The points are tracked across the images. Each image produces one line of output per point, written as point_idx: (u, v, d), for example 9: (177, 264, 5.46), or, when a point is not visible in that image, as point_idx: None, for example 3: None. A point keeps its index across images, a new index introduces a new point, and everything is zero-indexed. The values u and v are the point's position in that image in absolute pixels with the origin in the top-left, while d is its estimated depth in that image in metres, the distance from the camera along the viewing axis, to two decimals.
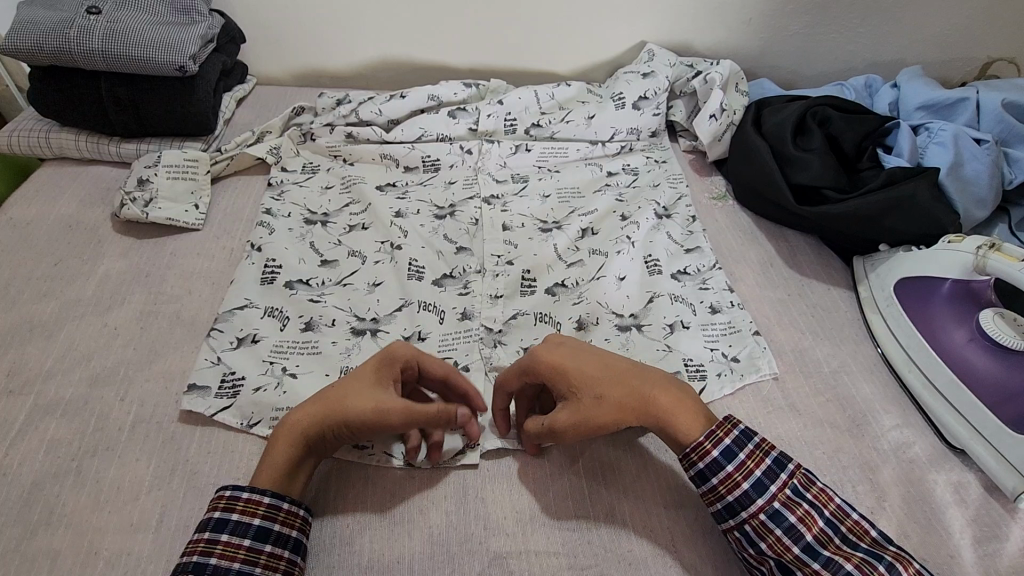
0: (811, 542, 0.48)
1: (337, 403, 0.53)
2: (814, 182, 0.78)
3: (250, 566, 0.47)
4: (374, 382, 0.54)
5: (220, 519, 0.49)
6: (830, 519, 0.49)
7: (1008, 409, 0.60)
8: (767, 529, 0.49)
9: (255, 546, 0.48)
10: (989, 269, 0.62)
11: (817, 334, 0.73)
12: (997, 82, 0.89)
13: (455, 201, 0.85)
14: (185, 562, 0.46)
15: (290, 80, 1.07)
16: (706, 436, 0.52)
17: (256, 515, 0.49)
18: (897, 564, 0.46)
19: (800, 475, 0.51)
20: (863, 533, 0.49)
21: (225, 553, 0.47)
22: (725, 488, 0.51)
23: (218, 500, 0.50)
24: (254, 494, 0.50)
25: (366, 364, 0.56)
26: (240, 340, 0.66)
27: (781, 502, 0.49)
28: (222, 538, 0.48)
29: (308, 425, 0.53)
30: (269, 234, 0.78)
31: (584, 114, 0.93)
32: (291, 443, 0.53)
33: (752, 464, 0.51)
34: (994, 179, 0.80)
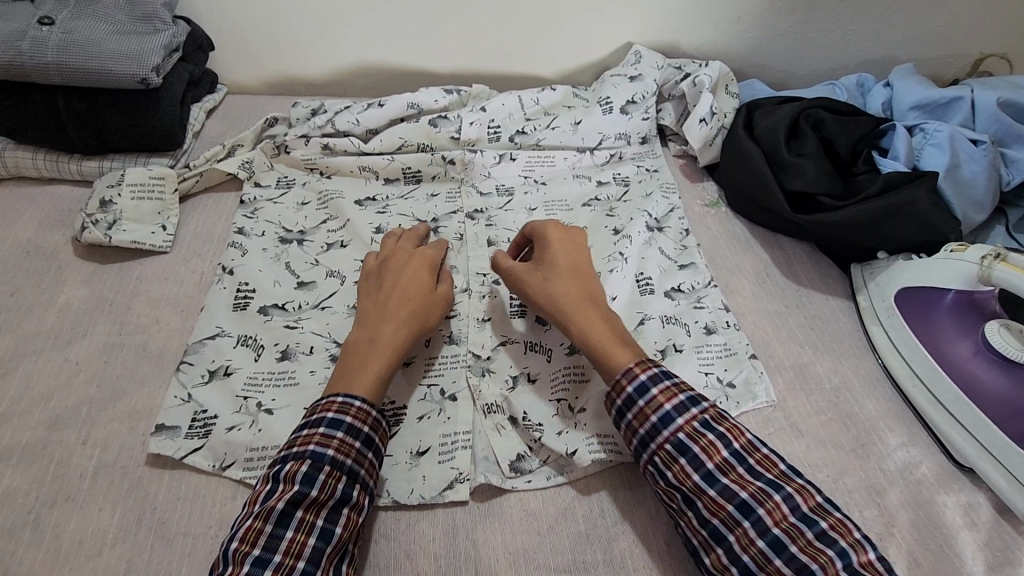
0: (711, 470, 0.50)
1: (417, 302, 0.62)
2: (809, 188, 0.76)
3: (359, 466, 0.51)
4: (427, 281, 0.65)
5: (336, 419, 0.52)
6: (737, 452, 0.51)
7: (1016, 425, 0.58)
8: (673, 458, 0.52)
9: (363, 449, 0.52)
10: (995, 280, 0.60)
11: (817, 348, 0.70)
12: (992, 80, 0.87)
13: (438, 215, 0.82)
14: (302, 450, 0.50)
15: (263, 88, 1.02)
16: (621, 374, 0.56)
17: (366, 422, 0.53)
18: (795, 497, 0.48)
19: (710, 411, 0.53)
20: (771, 465, 0.51)
21: (341, 449, 0.51)
22: (638, 422, 0.54)
23: (331, 403, 0.53)
24: (364, 405, 0.54)
25: (409, 271, 0.65)
26: (212, 373, 0.62)
27: (687, 433, 0.52)
28: (337, 435, 0.51)
29: (407, 330, 0.60)
30: (241, 256, 0.74)
31: (570, 120, 0.90)
32: (395, 349, 0.59)
33: (663, 398, 0.54)
34: (991, 181, 0.78)
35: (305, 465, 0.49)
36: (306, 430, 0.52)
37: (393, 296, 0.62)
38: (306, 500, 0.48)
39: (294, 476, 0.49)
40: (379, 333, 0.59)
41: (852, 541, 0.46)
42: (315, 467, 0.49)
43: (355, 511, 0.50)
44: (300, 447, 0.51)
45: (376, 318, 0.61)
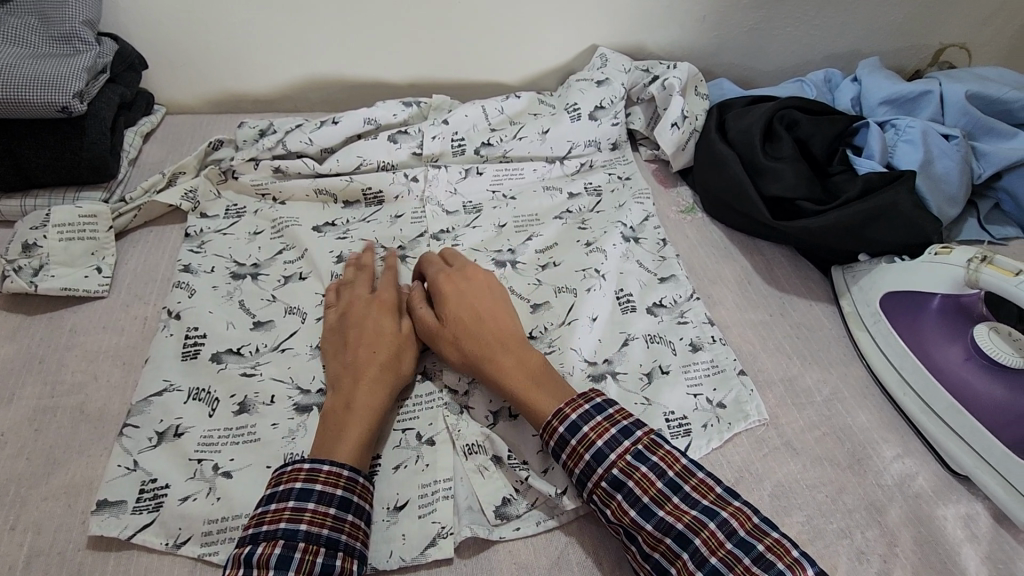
0: (646, 504, 0.47)
1: (392, 358, 0.58)
2: (788, 192, 0.73)
3: (338, 535, 0.47)
4: (395, 329, 0.60)
5: (305, 488, 0.48)
6: (672, 481, 0.48)
7: (1011, 432, 0.56)
8: (610, 495, 0.49)
9: (340, 515, 0.48)
10: (982, 284, 0.59)
11: (805, 359, 0.68)
12: (959, 72, 0.86)
13: (404, 240, 0.76)
14: (271, 529, 0.45)
15: (206, 107, 0.94)
16: (554, 416, 0.52)
17: (339, 485, 0.49)
18: (730, 521, 0.46)
19: (646, 441, 0.50)
20: (708, 490, 0.48)
21: (314, 520, 0.46)
22: (573, 462, 0.51)
23: (297, 472, 0.48)
24: (334, 467, 0.49)
25: (377, 325, 0.60)
26: (160, 435, 0.56)
27: (620, 468, 0.49)
28: (308, 506, 0.47)
29: (385, 389, 0.56)
30: (189, 297, 0.67)
31: (537, 129, 0.86)
32: (377, 411, 0.55)
33: (594, 435, 0.50)
34: (964, 176, 0.78)
35: (277, 546, 0.44)
36: (274, 506, 0.47)
37: (363, 352, 0.58)
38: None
39: (268, 560, 0.44)
40: (355, 396, 0.55)
41: (790, 561, 0.44)
42: (287, 547, 0.44)
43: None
44: (269, 525, 0.46)
45: (348, 380, 0.56)
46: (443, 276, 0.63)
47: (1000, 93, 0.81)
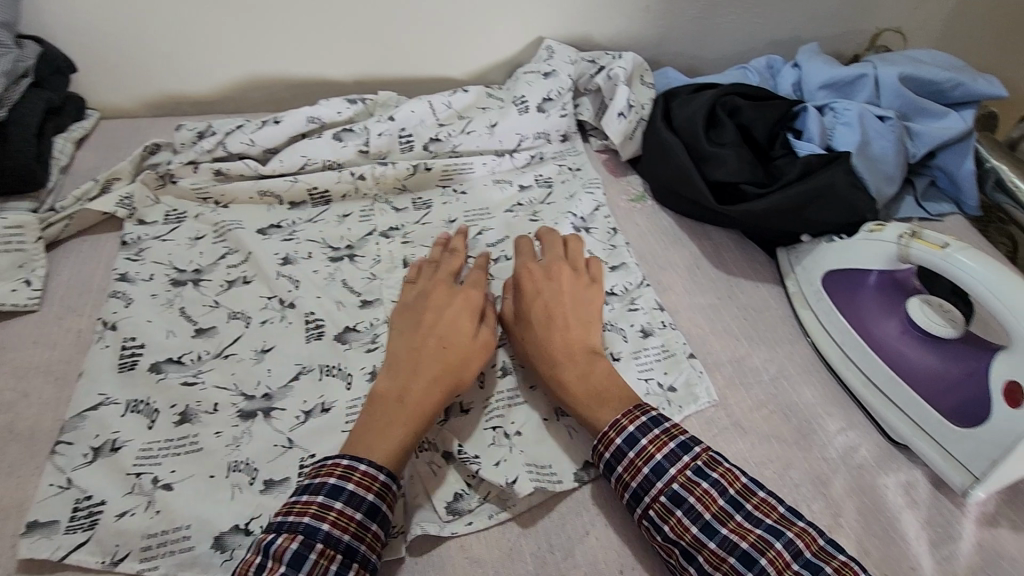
0: (708, 521, 0.48)
1: (458, 356, 0.56)
2: (732, 177, 0.74)
3: (358, 544, 0.46)
4: (471, 328, 0.59)
5: (337, 485, 0.47)
6: (733, 499, 0.49)
7: (945, 400, 0.59)
8: (668, 511, 0.49)
9: (365, 522, 0.47)
10: (913, 257, 0.61)
11: (752, 339, 0.69)
12: (894, 55, 0.88)
13: (352, 239, 0.75)
14: (296, 522, 0.45)
15: (143, 110, 0.91)
16: (610, 426, 0.53)
17: (371, 490, 0.48)
18: (797, 541, 0.46)
19: (704, 457, 0.51)
20: (771, 508, 0.48)
21: (338, 522, 0.46)
22: (629, 476, 0.51)
23: (334, 467, 0.48)
24: (371, 468, 0.49)
25: (449, 316, 0.59)
26: (95, 450, 0.54)
27: (680, 483, 0.50)
28: (336, 506, 0.47)
29: (442, 393, 0.55)
30: (125, 306, 0.65)
31: (486, 122, 0.86)
32: (425, 413, 0.53)
33: (653, 448, 0.51)
34: (898, 156, 0.80)
35: (296, 540, 0.45)
36: (304, 497, 0.47)
37: (432, 347, 0.56)
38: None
39: (282, 553, 0.44)
40: (410, 388, 0.54)
41: None
42: (305, 545, 0.44)
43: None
44: (294, 517, 0.46)
45: (410, 373, 0.55)
46: (542, 285, 0.62)
47: (934, 74, 0.83)
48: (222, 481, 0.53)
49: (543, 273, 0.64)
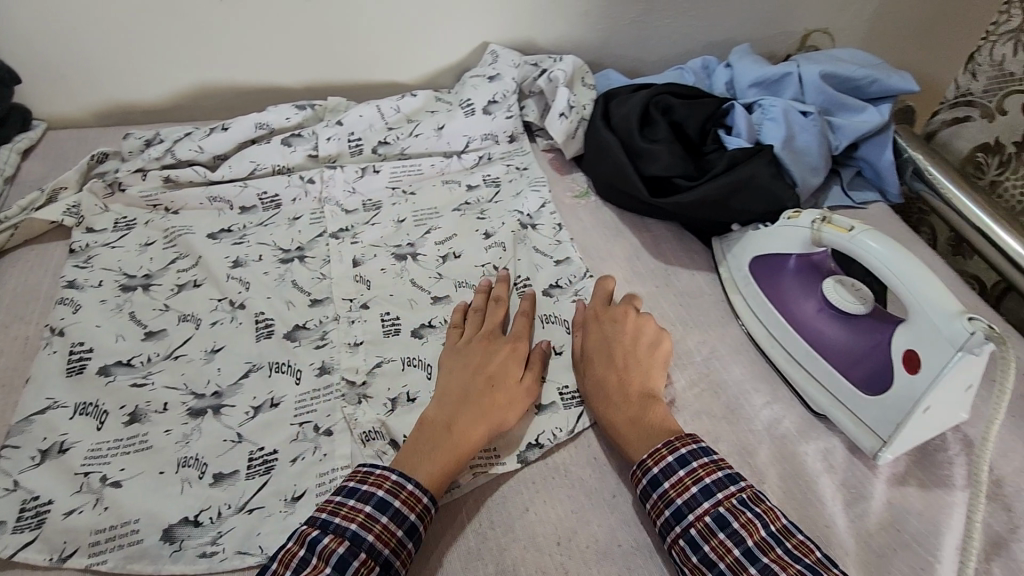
0: (751, 547, 0.49)
1: (505, 392, 0.59)
2: (665, 171, 0.79)
3: (395, 560, 0.49)
4: (514, 368, 0.62)
5: (384, 499, 0.51)
6: (775, 533, 0.50)
7: (856, 371, 0.63)
8: (711, 532, 0.50)
9: (404, 540, 0.50)
10: (825, 241, 0.66)
11: (687, 324, 0.73)
12: (815, 54, 0.94)
13: (303, 241, 0.77)
14: (343, 525, 0.48)
15: (90, 119, 0.91)
16: (664, 444, 0.56)
17: (414, 509, 0.51)
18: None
19: (750, 491, 0.53)
20: (809, 551, 0.49)
21: (381, 536, 0.49)
22: (676, 492, 0.53)
23: (384, 479, 0.52)
24: (416, 489, 0.52)
25: (501, 352, 0.63)
26: (44, 452, 0.55)
27: (726, 507, 0.51)
28: (381, 519, 0.50)
29: (486, 428, 0.57)
30: (73, 312, 0.66)
31: (433, 125, 0.88)
32: (470, 444, 0.56)
33: (703, 472, 0.54)
34: (823, 148, 0.85)
35: (344, 544, 0.48)
36: (352, 503, 0.50)
37: (480, 383, 0.59)
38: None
39: (325, 554, 0.47)
40: (459, 417, 0.57)
41: None
42: (349, 551, 0.47)
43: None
44: (342, 520, 0.49)
45: (457, 404, 0.58)
46: (608, 326, 0.66)
47: (850, 71, 0.89)
48: (172, 477, 0.55)
49: (608, 314, 0.67)
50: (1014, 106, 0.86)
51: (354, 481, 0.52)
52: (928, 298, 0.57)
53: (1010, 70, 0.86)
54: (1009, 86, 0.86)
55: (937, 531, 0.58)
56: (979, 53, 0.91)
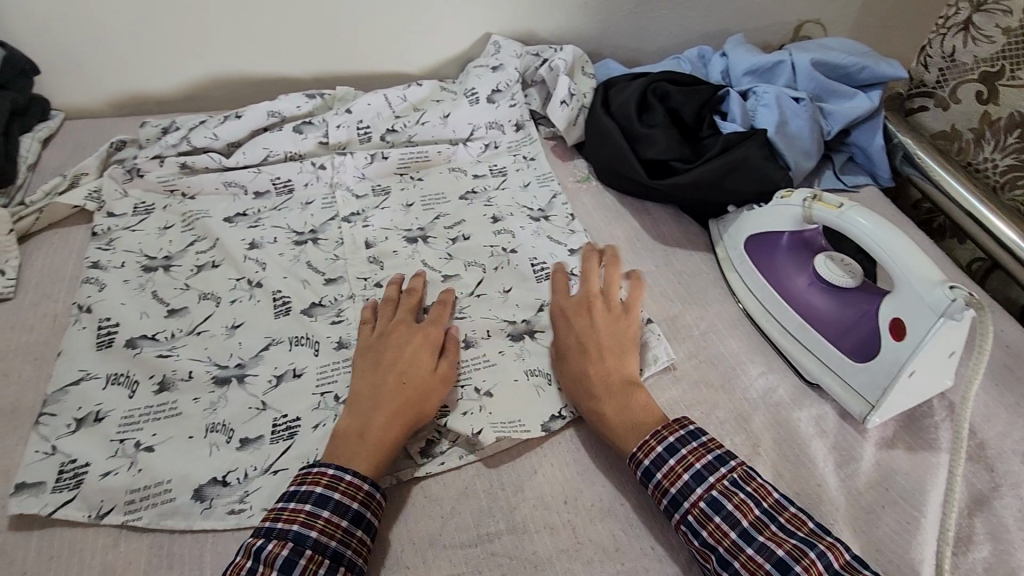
0: (747, 527, 0.51)
1: (415, 387, 0.59)
2: (663, 155, 0.82)
3: (344, 548, 0.50)
4: (425, 359, 0.61)
5: (324, 494, 0.52)
6: (767, 511, 0.52)
7: (846, 341, 0.66)
8: (708, 517, 0.52)
9: (351, 528, 0.51)
10: (816, 218, 0.69)
11: (685, 300, 0.77)
12: (807, 43, 0.97)
13: (315, 224, 0.80)
14: (285, 529, 0.49)
15: (106, 110, 0.94)
16: (651, 435, 0.57)
17: (356, 499, 0.52)
18: (828, 555, 0.49)
19: (740, 470, 0.54)
20: (802, 523, 0.52)
21: (325, 529, 0.50)
22: (669, 482, 0.55)
23: (320, 476, 0.53)
24: (356, 478, 0.53)
25: (409, 348, 0.62)
26: (79, 420, 0.58)
27: (719, 491, 0.53)
28: (323, 514, 0.51)
29: (400, 419, 0.57)
30: (99, 291, 0.69)
31: (438, 113, 0.91)
32: (388, 443, 0.56)
33: (692, 458, 0.55)
34: (815, 133, 0.88)
35: (287, 546, 0.48)
36: (292, 505, 0.51)
37: (392, 376, 0.59)
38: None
39: (273, 558, 0.48)
40: (369, 422, 0.56)
41: None
42: (295, 550, 0.48)
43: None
44: (284, 523, 0.50)
45: (369, 401, 0.58)
46: (577, 318, 0.66)
47: (840, 59, 0.93)
48: (200, 441, 0.58)
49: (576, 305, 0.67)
50: (969, 95, 0.92)
51: (291, 484, 0.53)
52: (911, 269, 0.60)
53: (963, 61, 0.92)
54: (962, 76, 0.93)
55: (923, 489, 0.61)
56: (929, 46, 0.97)
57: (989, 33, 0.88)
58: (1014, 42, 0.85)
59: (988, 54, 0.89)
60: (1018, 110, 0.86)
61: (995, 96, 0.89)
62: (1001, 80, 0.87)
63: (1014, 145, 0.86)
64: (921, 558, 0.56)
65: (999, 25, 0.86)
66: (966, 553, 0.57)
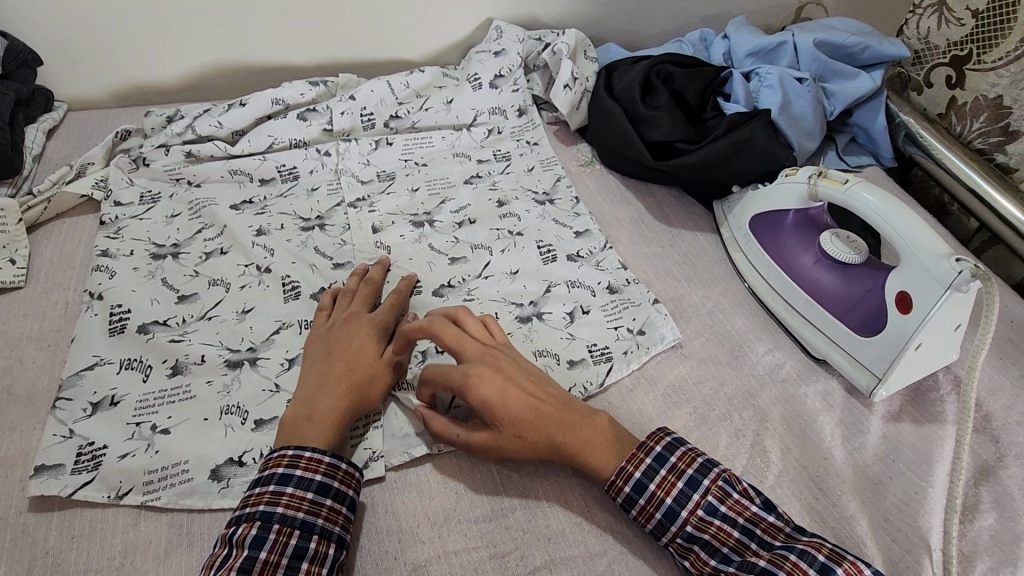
0: (727, 554, 0.50)
1: (363, 372, 0.59)
2: (667, 136, 0.83)
3: (314, 518, 0.49)
4: (374, 350, 0.61)
5: (286, 473, 0.51)
6: (746, 527, 0.51)
7: (853, 316, 0.67)
8: (686, 548, 0.52)
9: (318, 499, 0.50)
10: (822, 195, 0.69)
11: (690, 280, 0.77)
12: (810, 23, 0.97)
13: (321, 210, 0.80)
14: (252, 511, 0.49)
15: (109, 100, 0.94)
16: (616, 475, 0.54)
17: (318, 472, 0.51)
18: (810, 550, 0.48)
19: (715, 490, 0.52)
20: (778, 531, 0.50)
21: (291, 504, 0.49)
22: (644, 519, 0.53)
23: (280, 458, 0.52)
24: (315, 453, 0.52)
25: (359, 336, 0.61)
26: (95, 405, 0.59)
27: (693, 525, 0.52)
28: (287, 490, 0.50)
29: (349, 400, 0.57)
30: (109, 278, 0.69)
31: (442, 99, 0.91)
32: (336, 423, 0.55)
33: (662, 493, 0.53)
34: (819, 112, 0.88)
35: (255, 526, 0.48)
36: (257, 489, 0.50)
37: (340, 365, 0.59)
38: (257, 563, 0.46)
39: (245, 540, 0.47)
40: (317, 405, 0.56)
41: None
42: (263, 528, 0.48)
43: (316, 563, 0.48)
44: (251, 506, 0.49)
45: (316, 387, 0.57)
46: (476, 378, 0.55)
47: (844, 39, 0.93)
48: (216, 422, 0.58)
49: (469, 357, 0.57)
50: (940, 79, 0.94)
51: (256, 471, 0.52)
52: (918, 244, 0.61)
53: (935, 44, 0.94)
54: (934, 60, 0.94)
55: (929, 460, 0.62)
56: (907, 26, 0.98)
57: (960, 16, 0.89)
58: (984, 26, 0.86)
59: (959, 37, 0.90)
60: (981, 95, 0.88)
61: (961, 81, 0.91)
62: (967, 64, 0.89)
63: (978, 130, 0.88)
64: (929, 527, 0.57)
65: (969, 8, 0.88)
66: (972, 521, 0.58)
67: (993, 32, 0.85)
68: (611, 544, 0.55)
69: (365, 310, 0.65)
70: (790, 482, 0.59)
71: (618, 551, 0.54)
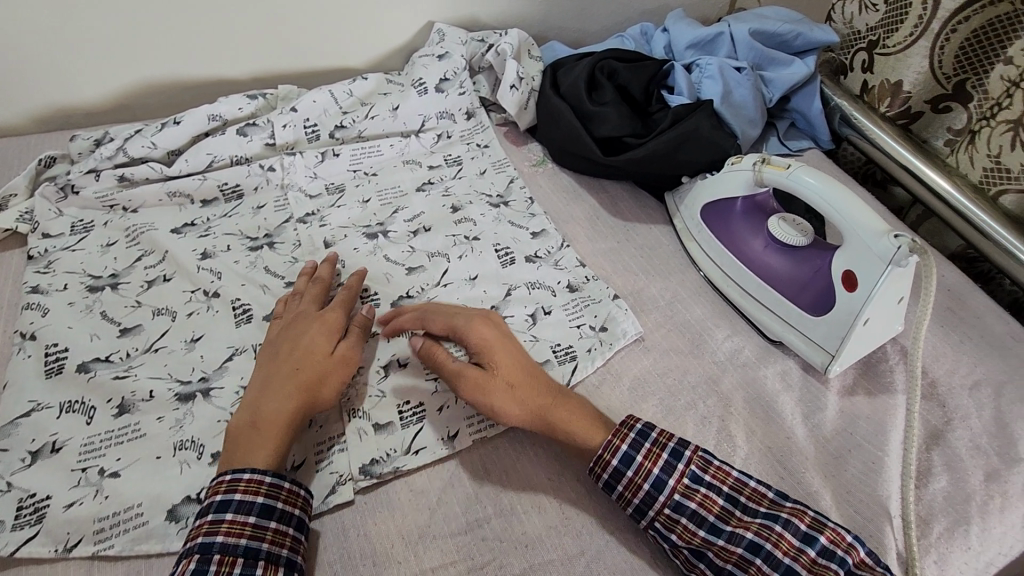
0: (714, 522, 0.51)
1: (310, 370, 0.57)
2: (615, 131, 0.84)
3: (258, 542, 0.48)
4: (322, 346, 0.59)
5: (224, 500, 0.49)
6: (731, 494, 0.52)
7: (803, 297, 0.69)
8: (674, 520, 0.52)
9: (261, 522, 0.49)
10: (766, 181, 0.71)
11: (648, 272, 0.78)
12: (744, 13, 0.99)
13: (270, 227, 0.77)
14: (190, 545, 0.47)
15: (30, 125, 0.89)
16: (603, 448, 0.55)
17: (259, 493, 0.50)
18: (794, 519, 0.50)
19: (697, 460, 0.54)
20: (762, 497, 0.52)
21: (231, 531, 0.48)
22: (631, 492, 0.54)
23: (217, 484, 0.50)
24: (255, 474, 0.50)
25: (306, 333, 0.60)
26: (34, 453, 0.55)
27: (681, 493, 0.52)
28: (226, 517, 0.48)
29: (297, 402, 0.55)
30: (42, 316, 0.65)
31: (387, 106, 0.89)
32: (284, 427, 0.54)
33: (649, 464, 0.54)
34: (758, 100, 0.90)
35: (193, 560, 0.46)
36: (195, 522, 0.48)
37: (286, 365, 0.57)
38: None
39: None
40: (262, 408, 0.54)
41: (847, 547, 0.49)
42: (203, 561, 0.46)
43: None
44: (188, 541, 0.47)
45: (263, 391, 0.56)
46: (481, 324, 0.62)
47: (776, 28, 0.95)
48: (170, 460, 0.56)
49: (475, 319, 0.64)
50: (859, 63, 0.98)
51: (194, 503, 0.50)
52: (858, 223, 0.63)
53: (857, 28, 0.97)
54: (856, 45, 0.99)
55: (884, 430, 0.64)
56: (835, 10, 1.01)
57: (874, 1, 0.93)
58: (891, 12, 0.90)
59: (873, 22, 0.94)
60: (887, 80, 0.93)
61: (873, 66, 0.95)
62: (877, 49, 0.94)
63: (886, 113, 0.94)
64: (888, 494, 0.59)
65: None
66: (927, 484, 0.61)
67: (897, 19, 0.89)
68: (587, 544, 0.55)
69: (314, 308, 0.64)
70: (756, 464, 0.61)
71: (596, 550, 0.54)
